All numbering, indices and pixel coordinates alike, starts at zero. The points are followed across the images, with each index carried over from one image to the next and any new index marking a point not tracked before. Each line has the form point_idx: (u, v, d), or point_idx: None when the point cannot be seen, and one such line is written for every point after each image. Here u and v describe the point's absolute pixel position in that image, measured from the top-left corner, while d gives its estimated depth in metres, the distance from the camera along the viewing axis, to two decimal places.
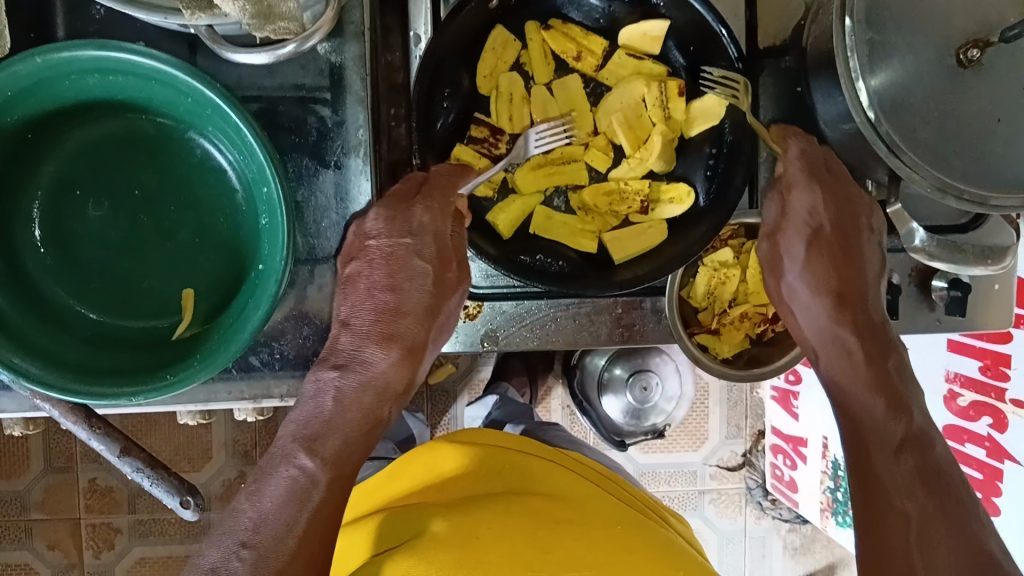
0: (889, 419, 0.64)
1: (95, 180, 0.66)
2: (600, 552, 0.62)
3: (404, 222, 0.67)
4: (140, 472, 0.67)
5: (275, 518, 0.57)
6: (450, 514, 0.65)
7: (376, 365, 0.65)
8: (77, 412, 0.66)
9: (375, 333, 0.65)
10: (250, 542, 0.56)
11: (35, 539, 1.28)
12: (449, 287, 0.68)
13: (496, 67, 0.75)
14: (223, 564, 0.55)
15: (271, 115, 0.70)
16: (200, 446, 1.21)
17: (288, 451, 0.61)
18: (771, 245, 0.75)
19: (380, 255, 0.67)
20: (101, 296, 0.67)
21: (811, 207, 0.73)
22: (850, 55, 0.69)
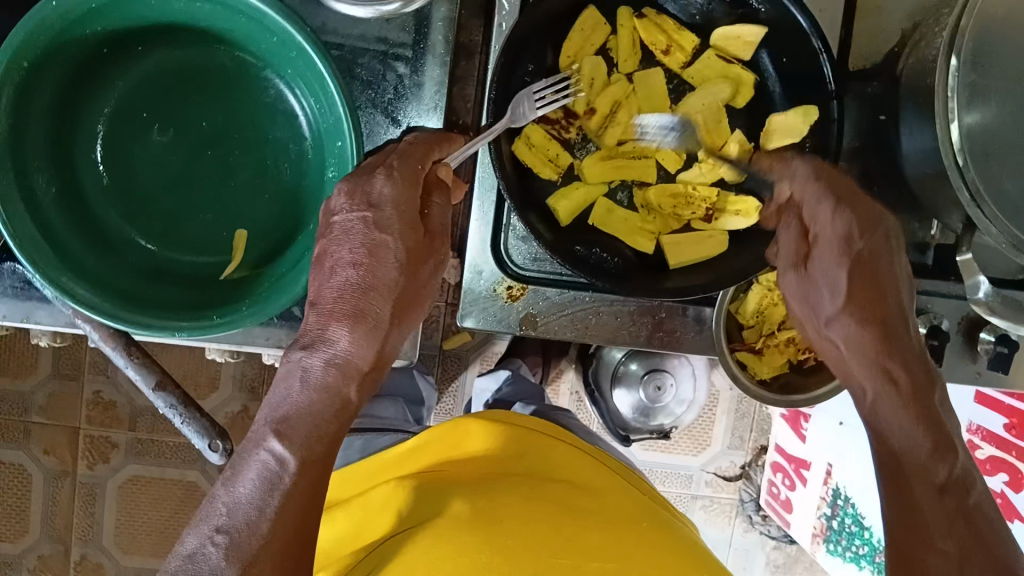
0: (934, 455, 0.59)
1: (162, 105, 0.64)
2: (628, 546, 0.62)
3: (364, 194, 0.59)
4: (173, 408, 0.68)
5: (250, 503, 0.54)
6: (473, 495, 0.65)
7: (339, 344, 0.58)
8: (116, 339, 0.66)
9: (338, 312, 0.58)
10: (224, 527, 0.53)
11: (32, 442, 1.27)
12: (430, 255, 0.62)
13: (582, 49, 0.73)
14: (199, 551, 0.53)
15: (350, 65, 0.68)
16: (207, 376, 1.20)
17: (259, 437, 0.56)
18: (799, 271, 0.67)
19: (340, 233, 0.59)
20: (153, 223, 0.65)
21: (843, 235, 0.64)
22: (951, 95, 0.66)
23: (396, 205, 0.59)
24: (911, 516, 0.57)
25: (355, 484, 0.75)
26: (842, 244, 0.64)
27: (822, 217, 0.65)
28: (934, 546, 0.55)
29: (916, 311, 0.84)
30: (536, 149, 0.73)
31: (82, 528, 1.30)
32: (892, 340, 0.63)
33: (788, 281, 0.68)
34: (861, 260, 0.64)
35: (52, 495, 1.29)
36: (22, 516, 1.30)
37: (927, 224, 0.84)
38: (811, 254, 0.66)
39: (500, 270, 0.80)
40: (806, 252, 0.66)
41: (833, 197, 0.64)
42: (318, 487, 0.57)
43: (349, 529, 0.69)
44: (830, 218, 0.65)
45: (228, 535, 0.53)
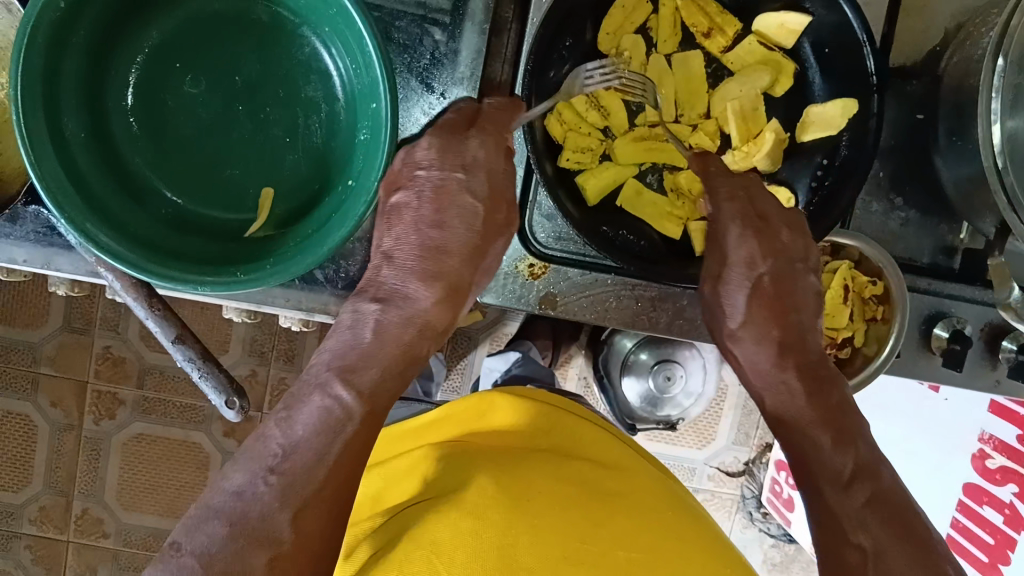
0: (837, 450, 0.61)
1: (197, 57, 0.64)
2: (651, 531, 0.62)
3: (456, 154, 0.64)
4: (191, 362, 0.66)
5: (307, 446, 0.55)
6: (497, 471, 0.65)
7: (418, 302, 0.63)
8: (137, 290, 0.65)
9: (419, 271, 0.64)
10: (277, 468, 0.54)
11: (39, 392, 1.28)
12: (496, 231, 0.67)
13: (622, 26, 0.72)
14: (248, 489, 0.53)
15: (388, 27, 0.67)
16: (217, 338, 1.20)
17: (322, 380, 0.59)
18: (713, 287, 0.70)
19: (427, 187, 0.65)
20: (180, 177, 0.65)
21: (750, 255, 0.68)
22: (994, 96, 0.65)
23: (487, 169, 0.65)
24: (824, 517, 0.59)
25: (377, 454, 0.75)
26: (747, 268, 0.68)
27: (731, 239, 0.69)
28: (852, 542, 0.56)
29: (938, 314, 0.83)
30: (569, 125, 0.73)
31: (84, 483, 1.30)
32: (794, 353, 0.67)
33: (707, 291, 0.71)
34: (765, 284, 0.69)
35: (57, 448, 1.29)
36: (24, 466, 1.30)
37: (957, 228, 0.83)
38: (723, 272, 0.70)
39: (519, 248, 0.79)
40: (718, 271, 0.70)
41: (742, 221, 0.68)
42: (370, 440, 0.58)
43: (368, 495, 0.70)
44: (740, 240, 0.68)
45: (284, 475, 0.54)
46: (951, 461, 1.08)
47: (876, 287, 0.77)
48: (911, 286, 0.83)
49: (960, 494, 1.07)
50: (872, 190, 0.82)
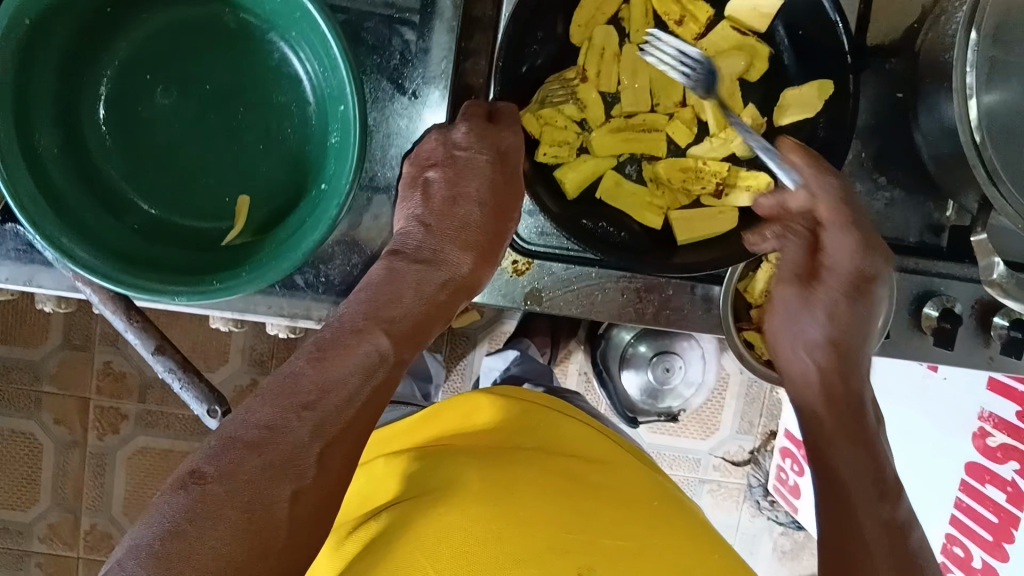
0: (880, 498, 0.64)
1: (167, 68, 0.63)
2: (637, 521, 0.62)
3: (492, 139, 0.65)
4: (172, 372, 0.66)
5: (344, 384, 0.54)
6: (483, 468, 0.64)
7: (454, 267, 0.64)
8: (114, 303, 0.65)
9: (454, 238, 0.65)
10: (312, 405, 0.52)
11: (43, 410, 1.28)
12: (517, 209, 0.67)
13: (594, 18, 0.72)
14: (280, 425, 0.50)
15: (357, 29, 0.67)
16: (217, 348, 1.22)
17: (360, 329, 0.57)
18: (802, 287, 0.74)
19: (462, 166, 0.66)
20: (155, 188, 0.65)
21: (856, 271, 0.72)
22: (969, 70, 0.64)
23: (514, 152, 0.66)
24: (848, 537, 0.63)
25: (365, 456, 0.75)
26: (849, 281, 0.72)
27: (841, 254, 0.72)
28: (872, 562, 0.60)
29: (927, 292, 0.83)
30: (545, 120, 0.72)
31: (91, 498, 1.31)
32: (843, 355, 0.73)
33: (784, 291, 0.75)
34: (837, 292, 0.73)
35: (63, 464, 1.30)
36: (31, 485, 1.30)
37: (942, 204, 0.83)
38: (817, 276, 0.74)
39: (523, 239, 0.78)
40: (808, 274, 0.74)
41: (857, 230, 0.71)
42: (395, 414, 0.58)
43: (354, 496, 0.70)
44: (849, 254, 0.72)
45: (317, 411, 0.52)
46: (951, 440, 1.07)
47: None
48: (899, 266, 0.82)
49: (962, 474, 1.06)
50: (854, 170, 0.82)
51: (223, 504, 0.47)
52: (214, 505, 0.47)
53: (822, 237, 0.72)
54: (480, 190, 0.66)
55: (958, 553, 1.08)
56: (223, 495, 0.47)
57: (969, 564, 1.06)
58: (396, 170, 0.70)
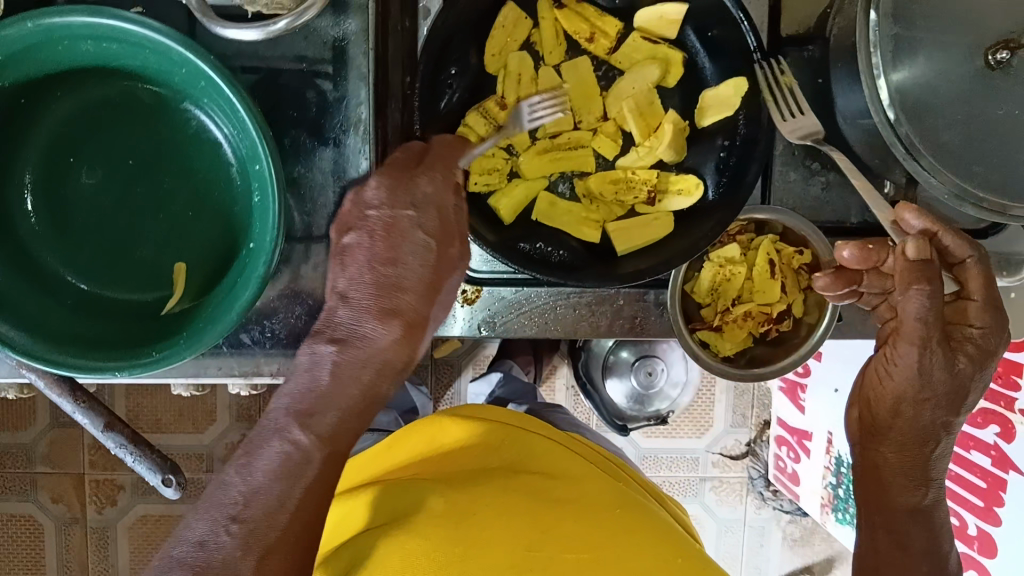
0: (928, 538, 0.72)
1: (90, 148, 0.64)
2: (601, 535, 0.62)
3: (405, 193, 0.58)
4: (123, 448, 0.67)
5: (268, 492, 0.52)
6: (444, 492, 0.64)
7: (376, 342, 0.56)
8: (60, 386, 0.66)
9: (375, 308, 0.57)
10: (239, 517, 0.51)
11: (40, 491, 1.29)
12: (453, 265, 0.60)
13: (506, 45, 0.73)
14: (211, 538, 0.51)
15: (271, 85, 0.68)
16: (204, 409, 1.23)
17: (279, 425, 0.54)
18: (942, 352, 0.69)
19: (382, 228, 0.58)
20: (90, 265, 0.66)
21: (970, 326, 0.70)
22: (873, 51, 0.65)
23: (437, 208, 0.59)
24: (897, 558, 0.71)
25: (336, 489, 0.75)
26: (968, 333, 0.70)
27: (985, 323, 0.71)
28: None
29: None
30: None
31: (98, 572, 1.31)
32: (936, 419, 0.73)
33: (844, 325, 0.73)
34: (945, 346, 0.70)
35: (67, 542, 1.30)
36: (37, 567, 1.30)
37: None
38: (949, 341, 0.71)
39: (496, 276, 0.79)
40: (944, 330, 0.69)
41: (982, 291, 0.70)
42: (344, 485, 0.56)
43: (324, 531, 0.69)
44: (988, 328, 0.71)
45: (246, 523, 0.51)
46: None
47: (804, 256, 0.77)
48: None
49: (947, 443, 1.04)
50: (787, 159, 0.82)
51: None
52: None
53: (970, 307, 0.71)
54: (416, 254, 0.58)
55: (953, 522, 1.04)
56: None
57: (966, 533, 1.02)
58: (330, 218, 0.71)
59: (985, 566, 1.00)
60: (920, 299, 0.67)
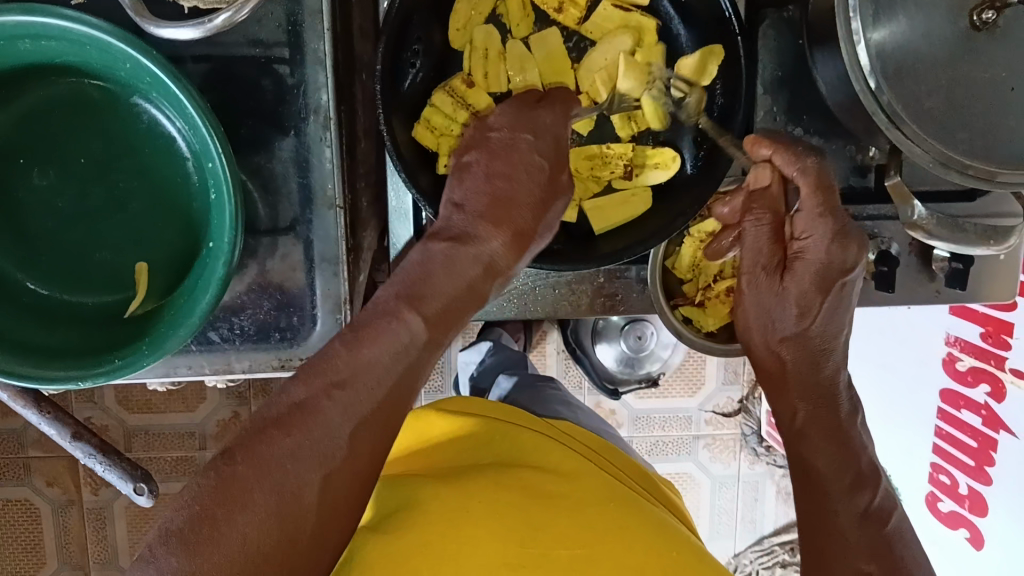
0: (856, 487, 0.61)
1: (41, 149, 0.62)
2: (595, 533, 0.58)
3: (527, 122, 0.64)
4: (93, 457, 0.69)
5: (372, 369, 0.51)
6: (434, 485, 0.61)
7: (488, 243, 0.61)
8: (24, 396, 0.68)
9: (488, 215, 0.62)
10: (343, 381, 0.50)
11: (33, 475, 1.24)
12: (561, 190, 0.66)
13: (471, 19, 0.70)
14: (313, 401, 0.49)
15: (226, 75, 0.65)
16: (194, 388, 1.19)
17: (393, 308, 0.55)
18: (773, 278, 0.67)
19: (498, 148, 0.63)
20: (50, 269, 0.64)
21: (828, 259, 0.65)
22: (854, 15, 0.62)
23: (555, 136, 0.65)
24: (826, 544, 0.59)
25: None
26: (820, 267, 0.65)
27: (817, 239, 0.65)
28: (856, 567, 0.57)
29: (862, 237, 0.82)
30: (439, 130, 0.70)
31: (98, 553, 1.27)
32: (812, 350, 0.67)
33: (757, 280, 0.69)
34: (808, 279, 0.66)
35: (64, 524, 1.26)
36: (36, 550, 1.27)
37: (864, 147, 0.80)
38: (789, 266, 0.67)
39: (415, 235, 0.78)
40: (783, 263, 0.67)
41: (827, 218, 0.64)
42: None
43: None
44: (824, 242, 0.65)
45: (349, 390, 0.50)
46: (924, 368, 1.04)
47: None
48: None
49: (938, 401, 1.02)
50: (768, 126, 0.80)
51: (253, 488, 0.45)
52: (243, 487, 0.44)
53: (801, 224, 0.65)
54: (518, 166, 0.63)
55: (945, 481, 1.04)
56: (250, 478, 0.45)
57: (957, 492, 1.02)
58: (295, 209, 0.68)
59: (974, 524, 1.01)
60: (752, 227, 0.68)
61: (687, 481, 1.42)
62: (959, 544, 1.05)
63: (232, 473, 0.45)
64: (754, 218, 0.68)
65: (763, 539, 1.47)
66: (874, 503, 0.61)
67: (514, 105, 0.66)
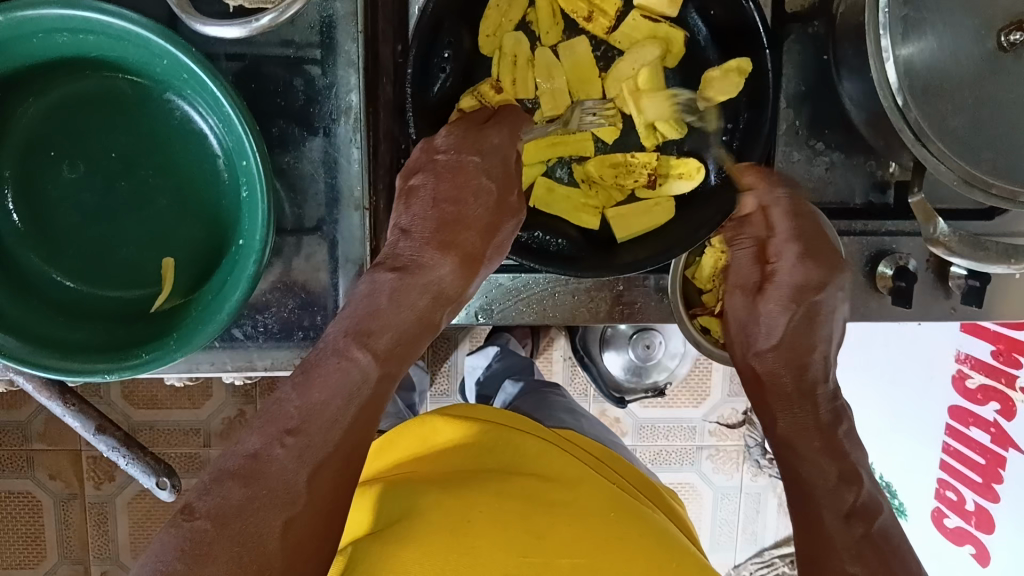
0: (840, 484, 0.61)
1: (71, 142, 0.62)
2: (595, 542, 0.57)
3: (474, 143, 0.66)
4: (116, 450, 0.71)
5: (322, 411, 0.53)
6: (436, 496, 0.60)
7: (436, 270, 0.64)
8: (49, 389, 0.70)
9: (433, 240, 0.64)
10: (295, 431, 0.51)
11: (36, 468, 1.23)
12: (507, 213, 0.67)
13: (501, 26, 0.70)
14: (264, 452, 0.50)
15: (257, 74, 0.66)
16: (200, 385, 1.19)
17: (339, 347, 0.57)
18: (748, 298, 0.73)
19: (448, 169, 0.65)
20: (74, 262, 0.63)
21: (799, 282, 0.71)
22: (884, 33, 0.61)
23: (505, 159, 0.66)
24: (809, 542, 0.58)
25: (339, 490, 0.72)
26: (793, 292, 0.71)
27: (786, 262, 0.72)
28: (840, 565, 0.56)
29: (880, 253, 0.82)
30: None
31: (98, 547, 1.26)
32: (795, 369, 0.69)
33: (735, 300, 0.75)
34: (784, 298, 0.71)
35: (65, 518, 1.25)
36: (37, 543, 1.26)
37: (885, 163, 0.81)
38: (765, 288, 0.73)
39: None
40: (760, 286, 0.73)
41: (799, 243, 0.72)
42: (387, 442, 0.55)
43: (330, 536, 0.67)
44: (793, 266, 0.72)
45: (301, 438, 0.51)
46: (933, 385, 1.04)
47: None
48: (849, 230, 0.81)
49: (946, 418, 1.03)
50: (790, 140, 0.80)
51: (212, 546, 0.46)
52: (206, 544, 0.45)
53: (773, 248, 0.73)
54: (468, 191, 0.65)
55: (950, 497, 1.04)
56: (213, 529, 0.46)
57: (963, 508, 1.03)
58: (322, 209, 0.69)
59: (981, 541, 1.01)
60: (734, 252, 0.75)
61: (689, 491, 1.42)
62: (963, 560, 1.05)
63: (194, 526, 0.46)
64: (738, 242, 0.75)
65: (764, 550, 1.47)
66: (859, 500, 0.60)
67: (465, 124, 0.68)
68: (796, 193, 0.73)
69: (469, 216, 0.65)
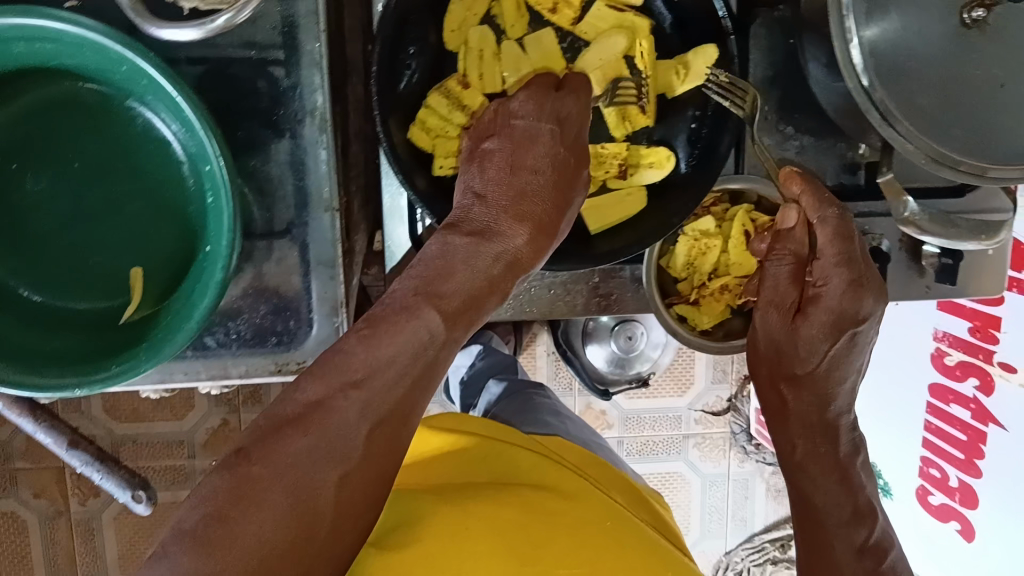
0: (854, 520, 0.69)
1: (32, 153, 0.61)
2: (596, 554, 0.57)
3: (552, 110, 0.65)
4: None
5: (388, 367, 0.51)
6: (437, 504, 0.59)
7: (512, 240, 0.62)
8: None
9: (512, 210, 0.63)
10: (363, 383, 0.49)
11: (20, 487, 1.21)
12: (579, 183, 0.67)
13: (466, 20, 0.70)
14: (332, 399, 0.49)
15: (222, 75, 0.65)
16: (182, 395, 1.18)
17: (410, 303, 0.55)
18: (786, 318, 0.71)
19: (522, 135, 0.65)
20: (42, 275, 0.63)
21: (842, 309, 0.69)
22: (847, 14, 0.62)
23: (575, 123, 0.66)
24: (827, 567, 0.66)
25: None
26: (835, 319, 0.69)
27: (833, 287, 0.68)
28: None
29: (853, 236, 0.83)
30: (434, 132, 0.70)
31: (86, 564, 1.25)
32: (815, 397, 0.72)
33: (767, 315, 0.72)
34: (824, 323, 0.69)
35: (51, 537, 1.23)
36: (23, 563, 1.24)
37: (855, 145, 0.81)
38: (803, 309, 0.70)
39: (412, 246, 0.77)
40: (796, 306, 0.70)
41: (846, 265, 0.67)
42: None
43: None
44: (839, 292, 0.68)
45: (365, 390, 0.49)
46: (913, 364, 1.05)
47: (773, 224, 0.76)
48: None
49: (927, 396, 1.03)
50: (761, 125, 0.80)
51: (266, 488, 0.45)
52: (255, 487, 0.44)
53: (819, 270, 0.68)
54: (539, 156, 0.65)
55: (935, 474, 1.05)
56: (256, 479, 0.45)
57: (948, 485, 1.03)
58: (291, 211, 0.68)
59: (965, 517, 1.02)
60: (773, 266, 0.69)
61: (677, 480, 1.42)
62: (949, 538, 1.06)
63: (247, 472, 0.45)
64: (775, 257, 0.69)
65: (754, 536, 1.47)
66: (871, 537, 0.68)
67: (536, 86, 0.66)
68: (847, 214, 0.66)
69: (540, 190, 0.64)
